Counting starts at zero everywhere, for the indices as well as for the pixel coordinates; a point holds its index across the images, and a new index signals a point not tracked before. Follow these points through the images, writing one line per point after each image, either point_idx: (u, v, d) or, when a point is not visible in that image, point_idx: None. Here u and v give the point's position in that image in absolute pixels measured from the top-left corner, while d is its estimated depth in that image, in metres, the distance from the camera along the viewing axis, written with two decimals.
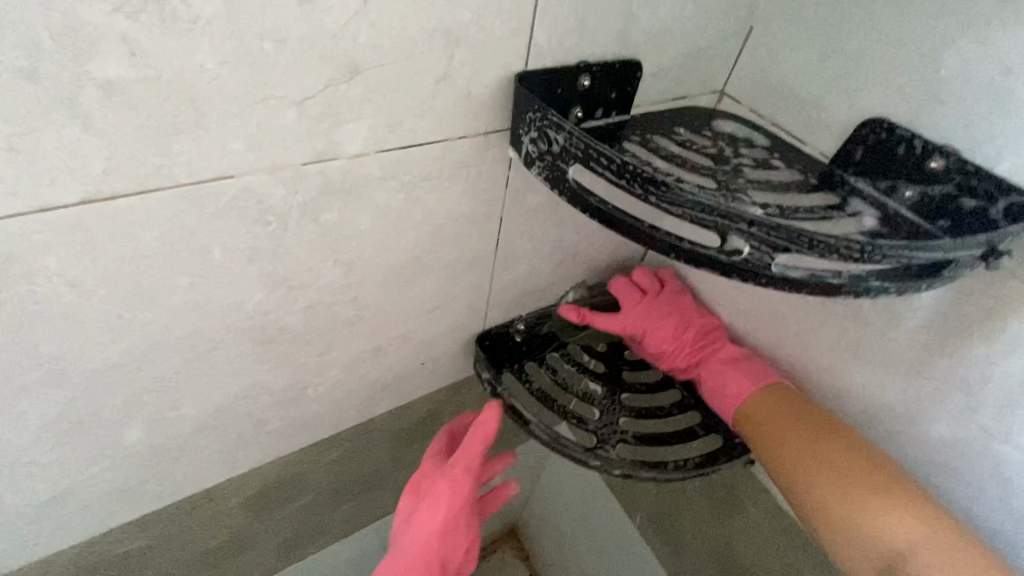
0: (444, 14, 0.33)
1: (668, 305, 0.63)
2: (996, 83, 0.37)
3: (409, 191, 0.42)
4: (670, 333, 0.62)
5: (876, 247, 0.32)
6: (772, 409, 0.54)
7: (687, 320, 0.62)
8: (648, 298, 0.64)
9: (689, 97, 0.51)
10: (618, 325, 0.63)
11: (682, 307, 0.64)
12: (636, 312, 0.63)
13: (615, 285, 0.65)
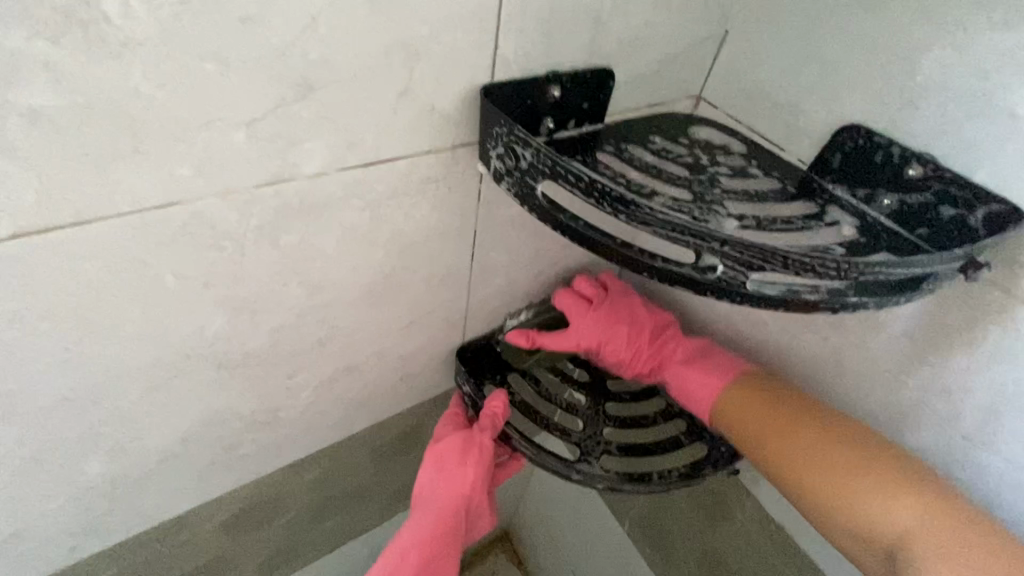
0: (401, 27, 0.32)
1: (617, 311, 0.61)
2: (973, 89, 0.36)
3: (374, 209, 0.40)
4: (625, 340, 0.60)
5: (852, 264, 0.32)
6: (751, 408, 0.51)
7: (637, 325, 0.60)
8: (595, 307, 0.61)
9: (666, 104, 0.50)
10: (569, 342, 0.61)
11: (629, 311, 0.61)
12: (585, 324, 0.60)
13: (559, 300, 0.62)
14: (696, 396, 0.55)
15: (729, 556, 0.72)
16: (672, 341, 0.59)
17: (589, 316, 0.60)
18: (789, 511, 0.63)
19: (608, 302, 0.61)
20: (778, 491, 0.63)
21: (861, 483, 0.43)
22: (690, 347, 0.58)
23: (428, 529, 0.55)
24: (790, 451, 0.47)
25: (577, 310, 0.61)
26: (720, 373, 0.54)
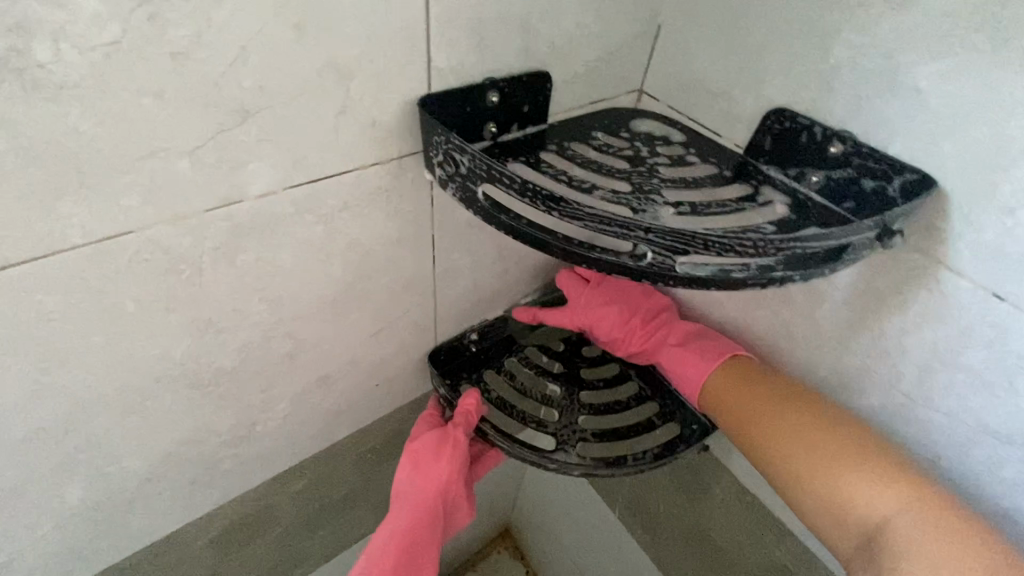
0: (331, 50, 0.33)
1: (612, 291, 0.63)
2: (880, 68, 0.38)
3: (328, 223, 0.42)
4: (615, 319, 0.62)
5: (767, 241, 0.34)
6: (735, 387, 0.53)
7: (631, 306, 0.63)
8: (591, 287, 0.64)
9: (608, 99, 0.52)
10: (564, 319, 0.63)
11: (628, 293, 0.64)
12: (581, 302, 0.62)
13: (561, 280, 0.65)
14: (684, 375, 0.56)
15: (714, 532, 0.74)
16: (665, 324, 0.61)
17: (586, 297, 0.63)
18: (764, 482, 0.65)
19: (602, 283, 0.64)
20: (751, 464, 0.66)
21: (857, 481, 0.44)
22: (682, 329, 0.60)
23: (405, 524, 0.56)
24: (789, 448, 0.48)
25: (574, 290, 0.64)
26: (706, 354, 0.56)
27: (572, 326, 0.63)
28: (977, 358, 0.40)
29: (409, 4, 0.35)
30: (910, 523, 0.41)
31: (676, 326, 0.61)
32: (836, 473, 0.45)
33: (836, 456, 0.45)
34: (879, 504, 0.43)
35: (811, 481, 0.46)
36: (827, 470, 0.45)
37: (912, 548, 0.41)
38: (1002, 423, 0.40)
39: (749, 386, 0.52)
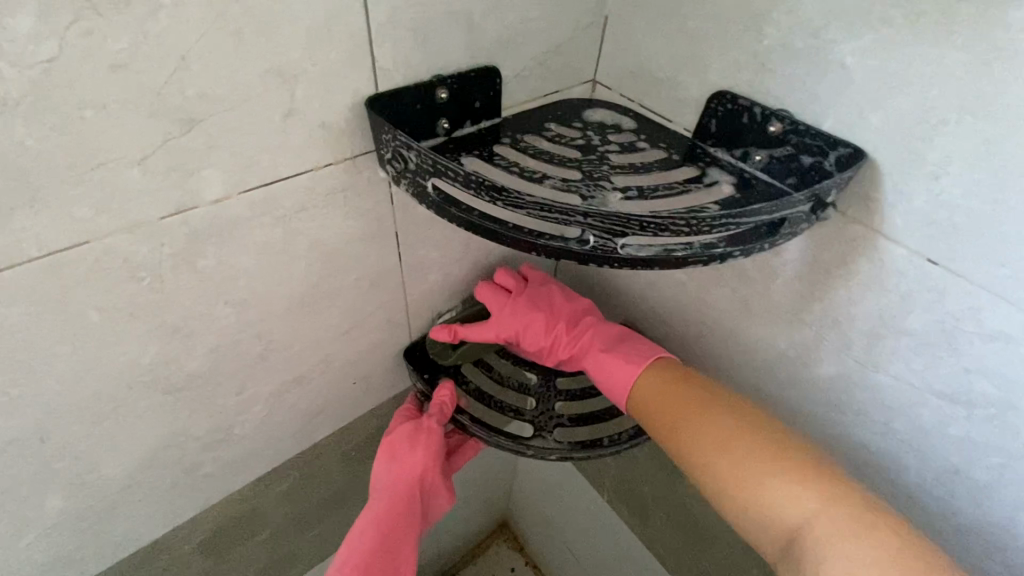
0: (272, 55, 0.34)
1: (535, 301, 0.64)
2: (810, 48, 0.40)
3: (286, 224, 0.43)
4: (541, 329, 0.63)
5: (701, 219, 0.36)
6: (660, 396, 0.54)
7: (553, 315, 0.64)
8: (514, 298, 0.63)
9: (561, 91, 0.54)
10: (491, 333, 0.63)
11: (548, 301, 0.65)
12: (507, 315, 0.62)
13: (482, 293, 0.64)
14: (612, 383, 0.58)
15: (695, 508, 0.76)
16: (587, 330, 0.63)
17: (514, 309, 0.62)
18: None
19: (522, 294, 0.64)
20: None
21: (779, 483, 0.45)
22: (605, 334, 0.62)
23: (381, 513, 0.58)
24: (714, 452, 0.48)
25: (498, 302, 0.63)
26: (633, 358, 0.58)
27: (501, 339, 0.63)
28: (917, 320, 0.42)
29: (348, 7, 0.36)
30: (824, 523, 0.42)
31: (598, 331, 0.63)
32: (758, 476, 0.46)
33: (758, 460, 0.46)
34: (796, 504, 0.44)
35: (733, 485, 0.46)
36: (751, 472, 0.46)
37: (831, 547, 0.41)
38: (944, 382, 0.42)
39: (675, 392, 0.53)
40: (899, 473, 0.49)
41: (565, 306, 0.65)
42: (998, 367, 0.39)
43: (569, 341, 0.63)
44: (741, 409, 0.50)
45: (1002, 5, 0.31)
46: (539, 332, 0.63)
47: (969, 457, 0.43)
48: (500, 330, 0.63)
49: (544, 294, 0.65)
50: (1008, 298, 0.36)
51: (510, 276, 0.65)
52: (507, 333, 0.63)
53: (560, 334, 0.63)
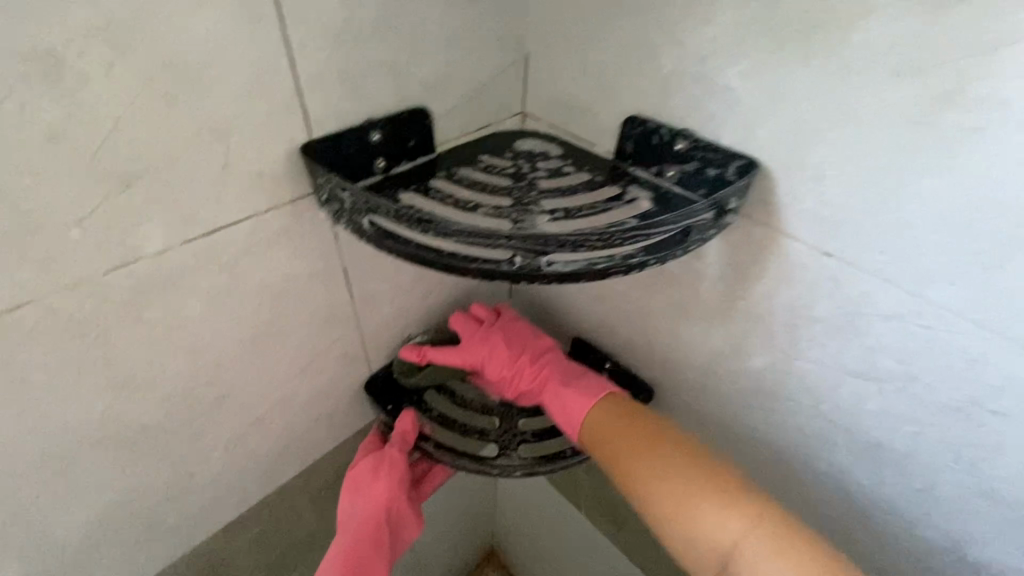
0: (204, 114, 0.37)
1: (504, 332, 0.67)
2: (699, 74, 0.44)
3: (231, 270, 0.45)
4: (506, 359, 0.65)
5: (609, 234, 0.40)
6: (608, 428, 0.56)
7: (520, 346, 0.66)
8: (484, 327, 0.67)
9: (493, 124, 0.57)
10: (457, 359, 0.65)
11: (518, 333, 0.67)
12: (474, 343, 0.65)
13: (456, 321, 0.67)
14: (569, 412, 0.59)
15: None
16: (549, 364, 0.64)
17: (482, 340, 0.65)
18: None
19: (492, 326, 0.67)
20: None
21: (712, 508, 0.48)
22: (568, 370, 0.63)
23: (342, 556, 0.58)
24: (653, 485, 0.51)
25: (468, 330, 0.66)
26: (589, 391, 0.60)
27: (465, 366, 0.65)
28: (825, 309, 0.46)
29: (273, 65, 0.39)
30: (753, 544, 0.46)
31: (562, 366, 0.64)
32: (693, 505, 0.48)
33: (693, 488, 0.49)
34: (728, 529, 0.47)
35: (673, 517, 0.49)
36: (687, 499, 0.49)
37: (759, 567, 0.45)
38: (855, 362, 0.46)
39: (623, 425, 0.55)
40: (834, 453, 0.52)
41: (533, 341, 0.67)
42: (896, 344, 0.43)
43: (532, 374, 0.64)
44: (678, 441, 0.53)
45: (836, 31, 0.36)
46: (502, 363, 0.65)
47: (889, 430, 0.47)
48: (466, 358, 0.65)
49: (515, 327, 0.68)
50: (891, 279, 0.41)
51: (485, 310, 0.68)
52: (473, 361, 0.65)
53: (524, 367, 0.64)
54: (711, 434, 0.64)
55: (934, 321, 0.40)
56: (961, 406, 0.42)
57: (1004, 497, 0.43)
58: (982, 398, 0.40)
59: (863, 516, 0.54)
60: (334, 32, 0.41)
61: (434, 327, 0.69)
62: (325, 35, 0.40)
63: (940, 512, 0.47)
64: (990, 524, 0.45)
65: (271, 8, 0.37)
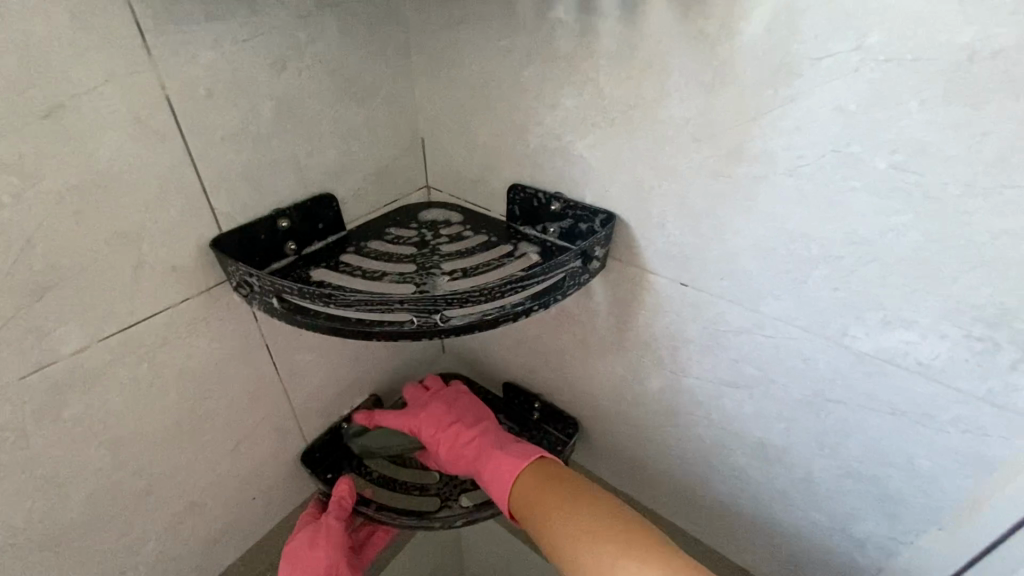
0: (114, 223, 0.41)
1: (448, 398, 0.73)
2: (558, 146, 0.52)
3: (151, 360, 0.47)
4: (443, 425, 0.70)
5: (492, 289, 0.45)
6: (538, 490, 0.60)
7: (460, 414, 0.71)
8: (432, 394, 0.74)
9: (399, 200, 0.64)
10: (400, 423, 0.71)
11: (460, 402, 0.73)
12: (419, 408, 0.72)
13: (408, 391, 0.75)
14: (498, 472, 0.63)
15: None
16: (485, 430, 0.69)
17: (426, 404, 0.72)
18: (632, 485, 0.73)
19: (437, 393, 0.74)
20: (610, 466, 0.74)
21: (631, 564, 0.52)
22: (501, 438, 0.68)
23: None
24: (581, 544, 0.55)
25: (417, 397, 0.74)
26: (519, 454, 0.64)
27: (407, 429, 0.70)
28: (694, 331, 0.53)
29: (177, 173, 0.44)
30: None
31: (497, 434, 0.69)
32: (614, 562, 0.52)
33: (617, 547, 0.53)
34: None
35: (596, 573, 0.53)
36: (610, 558, 0.53)
37: None
38: (727, 372, 0.53)
39: (552, 491, 0.60)
40: (731, 457, 0.58)
41: (474, 408, 0.73)
42: (752, 355, 0.50)
43: (466, 437, 0.68)
44: (610, 504, 0.58)
45: (642, 112, 0.44)
46: (438, 425, 0.70)
47: (766, 429, 0.54)
48: (407, 420, 0.70)
49: (458, 396, 0.74)
50: (735, 300, 0.48)
51: (438, 381, 0.76)
52: (414, 425, 0.70)
53: (460, 429, 0.69)
54: (634, 454, 0.69)
55: (775, 331, 0.47)
56: (811, 400, 0.49)
57: (862, 472, 0.49)
58: (824, 391, 0.47)
59: (767, 511, 0.59)
60: (234, 139, 0.46)
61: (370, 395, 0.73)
62: (225, 143, 0.46)
63: (821, 497, 0.54)
64: (859, 499, 0.51)
65: (172, 126, 0.42)
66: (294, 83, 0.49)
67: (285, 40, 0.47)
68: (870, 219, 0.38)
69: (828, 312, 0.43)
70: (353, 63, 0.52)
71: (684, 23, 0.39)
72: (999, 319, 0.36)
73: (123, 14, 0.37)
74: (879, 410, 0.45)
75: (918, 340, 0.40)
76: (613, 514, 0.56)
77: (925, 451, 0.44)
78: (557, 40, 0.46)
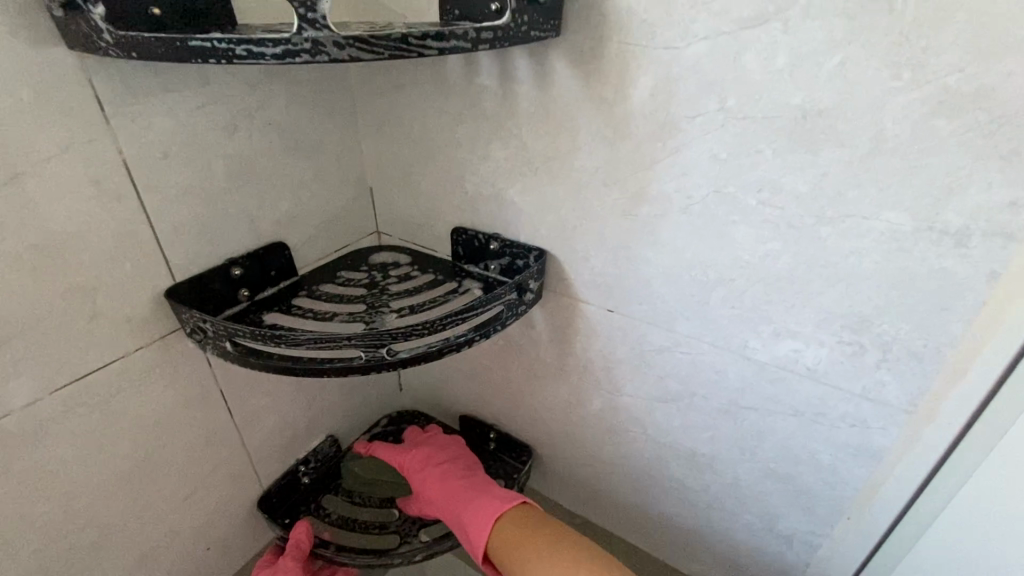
0: (70, 277, 0.44)
1: (440, 440, 0.76)
2: (492, 192, 0.58)
3: (104, 409, 0.49)
4: (430, 463, 0.71)
5: (436, 323, 0.49)
6: (518, 531, 0.60)
7: (448, 456, 0.73)
8: (427, 436, 0.77)
9: (349, 245, 0.68)
10: (393, 458, 0.74)
11: (450, 445, 0.75)
12: (412, 446, 0.75)
13: (408, 433, 0.79)
14: (477, 512, 0.63)
15: None
16: (468, 474, 0.70)
17: (422, 444, 0.75)
18: (586, 505, 0.76)
19: (437, 437, 0.77)
20: (564, 490, 0.77)
21: None
22: (485, 483, 0.68)
23: None
24: None
25: (414, 439, 0.77)
26: (500, 496, 0.64)
27: (396, 462, 0.74)
28: (623, 352, 0.58)
29: (133, 229, 0.47)
30: None
31: (479, 478, 0.69)
32: None
33: None
34: None
35: None
36: None
37: None
38: (656, 389, 0.58)
39: (532, 533, 0.59)
40: (669, 469, 0.63)
41: (467, 456, 0.74)
42: (675, 371, 0.56)
43: (452, 473, 0.70)
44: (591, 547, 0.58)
45: (559, 162, 0.51)
46: (426, 461, 0.72)
47: (695, 439, 0.59)
48: (399, 456, 0.74)
49: (456, 443, 0.76)
50: (654, 322, 0.54)
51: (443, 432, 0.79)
52: (405, 462, 0.73)
53: (448, 466, 0.71)
54: (584, 475, 0.73)
55: (690, 348, 0.53)
56: (728, 409, 0.54)
57: (778, 472, 0.55)
58: (737, 399, 0.53)
59: (706, 518, 0.64)
60: (188, 195, 0.50)
61: (329, 437, 0.75)
62: (178, 199, 0.49)
63: (749, 499, 0.59)
64: (780, 497, 0.56)
65: (127, 186, 0.46)
66: (244, 143, 0.53)
67: (236, 106, 0.51)
68: (750, 246, 0.44)
69: (731, 328, 0.49)
70: (301, 123, 0.57)
71: (585, 88, 0.46)
72: (861, 325, 0.43)
73: (83, 89, 0.41)
74: (783, 413, 0.51)
75: (804, 347, 0.46)
76: (584, 551, 0.57)
77: (825, 447, 0.50)
78: (484, 102, 0.53)
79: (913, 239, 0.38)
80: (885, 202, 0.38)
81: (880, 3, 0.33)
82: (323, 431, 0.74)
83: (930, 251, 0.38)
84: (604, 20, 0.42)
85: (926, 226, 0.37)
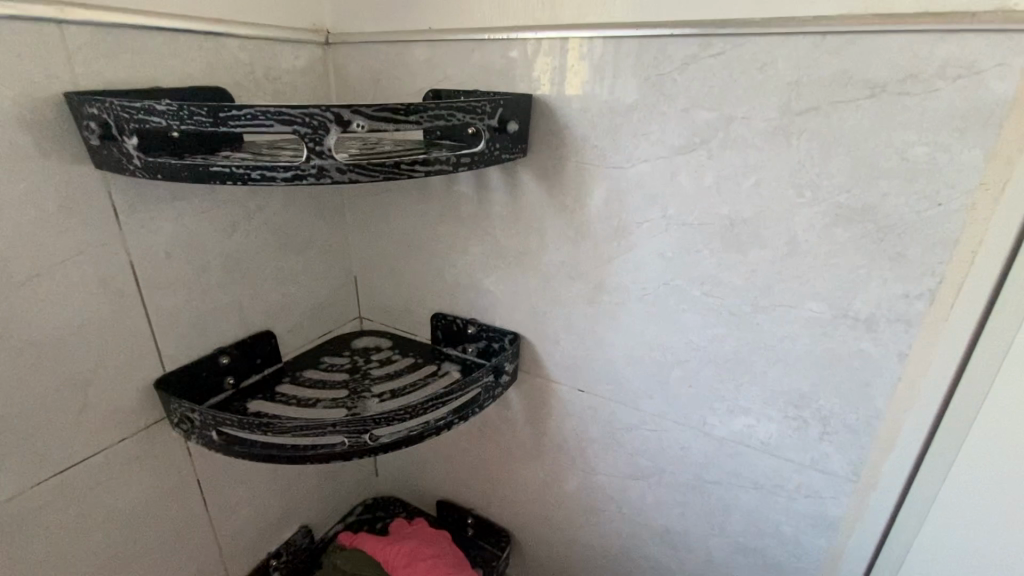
0: (67, 371, 0.46)
1: (422, 532, 0.76)
2: (469, 282, 0.63)
3: (81, 503, 0.49)
4: (416, 559, 0.72)
5: (416, 407, 0.52)
6: None
7: (432, 550, 0.73)
8: (410, 527, 0.77)
9: (333, 330, 0.72)
10: (377, 552, 0.73)
11: (433, 537, 0.76)
12: (395, 538, 0.75)
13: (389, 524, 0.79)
14: None
15: None
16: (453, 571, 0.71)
17: (405, 537, 0.75)
18: None
19: (418, 529, 0.77)
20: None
21: None
22: None
23: None
24: None
25: (396, 531, 0.77)
26: None
27: (379, 557, 0.73)
28: (594, 430, 0.62)
29: (131, 323, 0.50)
30: None
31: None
32: None
33: None
34: None
35: None
36: None
37: None
38: (626, 466, 0.61)
39: None
40: (644, 546, 0.64)
41: (450, 549, 0.75)
42: (643, 447, 0.59)
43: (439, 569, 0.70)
44: None
45: (529, 256, 0.57)
46: (412, 556, 0.72)
47: (667, 515, 0.61)
48: (382, 550, 0.73)
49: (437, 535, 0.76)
50: (621, 400, 0.58)
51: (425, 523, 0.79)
52: (389, 558, 0.73)
53: (433, 562, 0.71)
54: (562, 558, 0.73)
55: (655, 425, 0.57)
56: (694, 482, 0.57)
57: (746, 546, 0.57)
58: (702, 473, 0.56)
59: None
60: (185, 289, 0.54)
61: (303, 530, 0.74)
62: (176, 294, 0.53)
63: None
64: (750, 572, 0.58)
65: (131, 283, 0.49)
66: (241, 242, 0.58)
67: (236, 210, 0.56)
68: (699, 331, 0.50)
69: (690, 405, 0.54)
70: (294, 222, 0.63)
71: (550, 197, 0.53)
72: (801, 401, 0.48)
73: (102, 200, 0.46)
74: (744, 485, 0.54)
75: (755, 423, 0.51)
76: None
77: (785, 518, 0.53)
78: (462, 205, 0.59)
79: (834, 325, 0.44)
80: (806, 294, 0.44)
81: (780, 138, 0.41)
82: (297, 521, 0.73)
83: (849, 335, 0.44)
84: (564, 143, 0.50)
85: (842, 314, 0.44)
